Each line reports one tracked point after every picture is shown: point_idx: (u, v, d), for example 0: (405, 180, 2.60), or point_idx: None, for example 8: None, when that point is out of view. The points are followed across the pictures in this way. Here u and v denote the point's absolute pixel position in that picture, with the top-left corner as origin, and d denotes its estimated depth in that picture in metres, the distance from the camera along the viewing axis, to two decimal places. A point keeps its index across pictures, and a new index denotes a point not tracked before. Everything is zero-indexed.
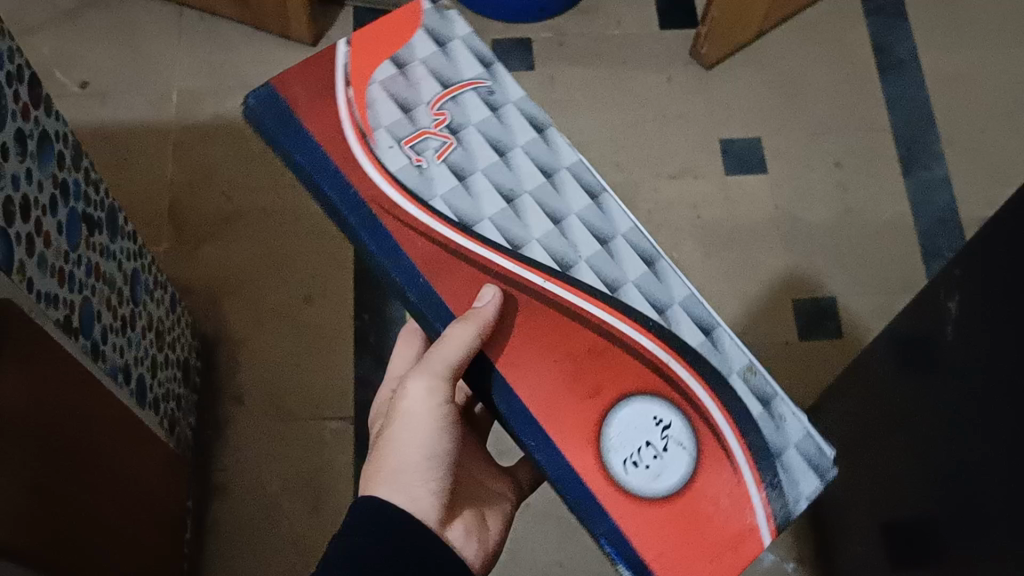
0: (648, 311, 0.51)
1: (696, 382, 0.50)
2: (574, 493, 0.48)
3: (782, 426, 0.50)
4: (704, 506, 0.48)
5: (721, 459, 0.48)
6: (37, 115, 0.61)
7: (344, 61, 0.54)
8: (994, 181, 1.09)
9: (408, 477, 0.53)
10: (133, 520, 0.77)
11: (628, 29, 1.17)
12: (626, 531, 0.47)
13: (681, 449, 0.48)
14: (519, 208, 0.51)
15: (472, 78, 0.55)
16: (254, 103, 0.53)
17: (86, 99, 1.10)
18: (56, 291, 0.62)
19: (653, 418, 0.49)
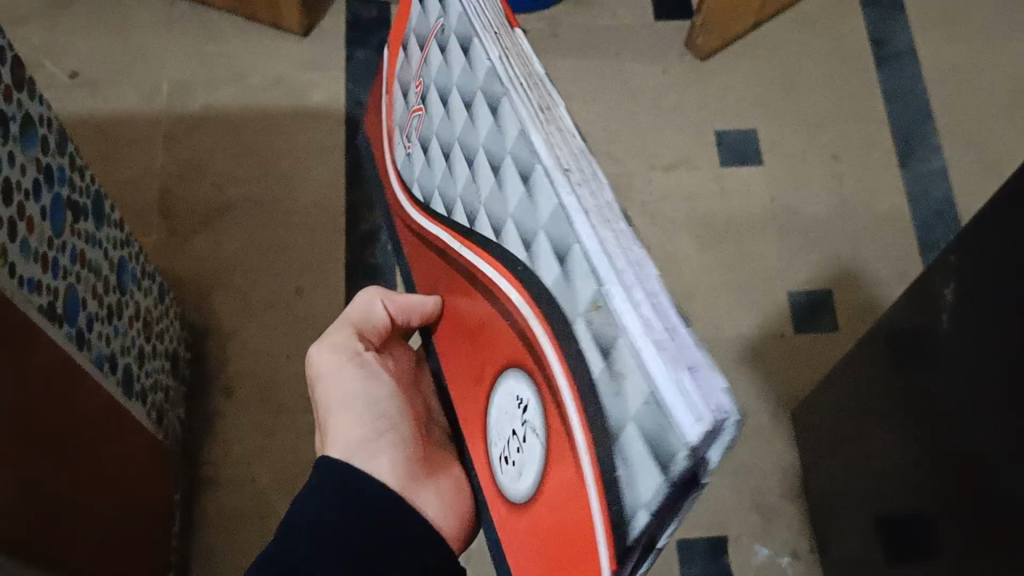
0: (520, 253, 0.43)
1: (548, 349, 0.40)
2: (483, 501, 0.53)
3: (663, 489, 0.31)
4: (559, 510, 0.40)
5: (565, 452, 0.39)
6: (19, 98, 0.60)
7: (388, 60, 0.64)
8: (991, 173, 1.08)
9: (353, 436, 0.59)
10: (118, 511, 0.76)
11: (622, 21, 1.17)
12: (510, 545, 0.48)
13: (535, 440, 0.43)
14: (500, 120, 0.43)
15: (433, 23, 0.52)
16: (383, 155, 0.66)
17: (75, 89, 1.09)
18: (40, 277, 0.61)
19: (517, 401, 0.45)
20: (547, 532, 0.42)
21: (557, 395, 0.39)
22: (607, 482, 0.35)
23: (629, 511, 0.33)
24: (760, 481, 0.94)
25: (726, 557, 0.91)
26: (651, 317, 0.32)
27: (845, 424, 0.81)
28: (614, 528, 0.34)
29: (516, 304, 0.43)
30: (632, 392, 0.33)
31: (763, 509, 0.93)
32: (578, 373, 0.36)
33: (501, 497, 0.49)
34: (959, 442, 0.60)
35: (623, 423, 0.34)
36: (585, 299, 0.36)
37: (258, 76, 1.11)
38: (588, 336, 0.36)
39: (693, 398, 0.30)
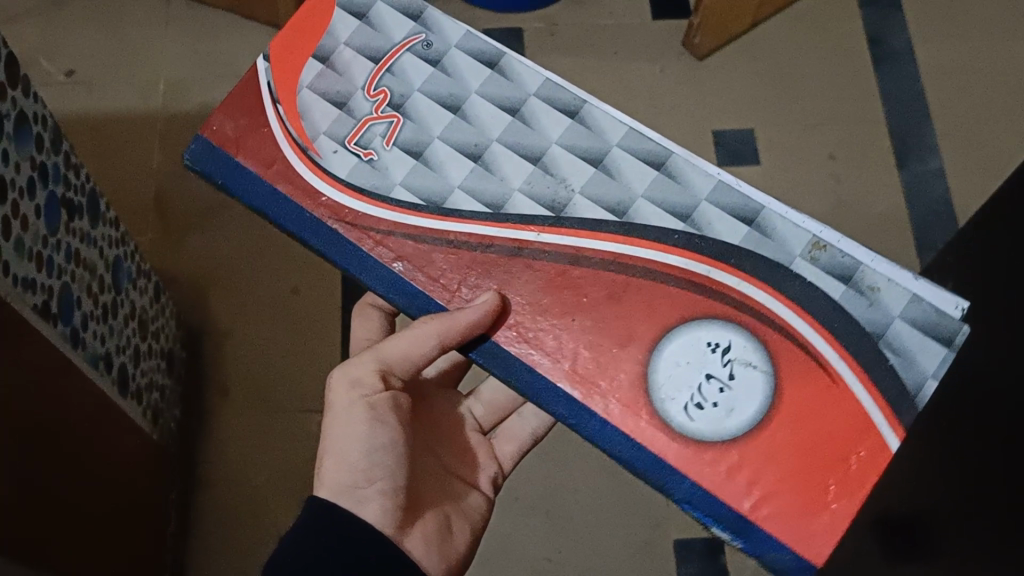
0: (672, 223, 0.54)
1: (753, 290, 0.53)
2: (651, 469, 0.51)
3: (944, 356, 0.52)
4: (801, 421, 0.51)
5: (807, 372, 0.52)
6: (14, 95, 0.60)
7: (267, 79, 0.58)
8: (988, 173, 1.08)
9: (348, 478, 0.55)
10: (113, 512, 0.76)
11: (620, 20, 1.17)
12: (709, 479, 0.51)
13: (751, 369, 0.52)
14: (589, 123, 0.56)
15: (406, 38, 0.59)
16: (204, 166, 0.56)
17: (72, 88, 1.09)
18: (35, 276, 0.60)
19: (709, 345, 0.52)
20: (795, 448, 0.51)
21: (780, 330, 0.52)
22: (874, 377, 0.51)
23: (915, 385, 0.52)
24: None
25: (723, 556, 0.91)
26: (854, 248, 0.54)
27: None
28: (892, 400, 0.51)
29: (672, 265, 0.53)
30: (887, 304, 0.53)
31: None
32: (803, 300, 0.53)
33: (697, 447, 0.51)
34: None
35: (888, 323, 0.53)
36: (806, 246, 0.54)
37: None
38: (813, 272, 0.54)
39: (943, 293, 0.53)
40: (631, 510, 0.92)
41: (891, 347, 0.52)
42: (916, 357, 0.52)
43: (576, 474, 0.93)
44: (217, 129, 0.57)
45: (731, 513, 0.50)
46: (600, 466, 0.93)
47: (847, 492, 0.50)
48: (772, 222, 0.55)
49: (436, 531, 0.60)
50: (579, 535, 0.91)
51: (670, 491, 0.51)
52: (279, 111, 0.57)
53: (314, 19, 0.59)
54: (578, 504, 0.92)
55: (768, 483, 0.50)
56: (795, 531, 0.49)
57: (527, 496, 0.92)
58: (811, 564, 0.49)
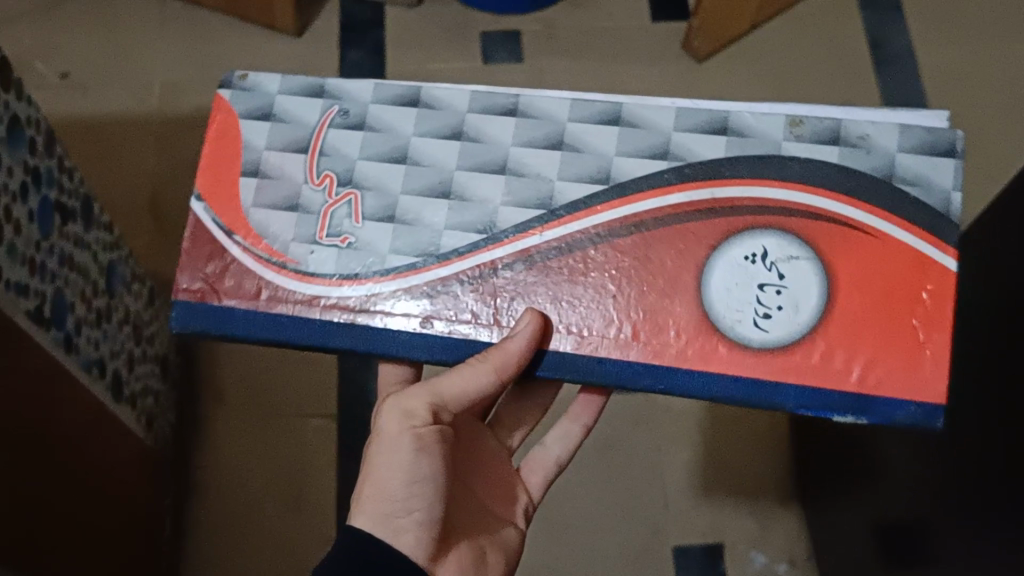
0: (656, 163, 0.56)
1: (755, 197, 0.55)
2: (758, 392, 0.53)
3: (955, 164, 0.55)
4: (856, 291, 0.53)
5: (843, 235, 0.54)
6: (7, 98, 0.59)
7: (211, 217, 0.57)
8: (989, 176, 1.07)
9: (385, 507, 0.52)
10: (106, 518, 0.75)
11: (619, 22, 1.16)
12: (809, 374, 0.53)
13: (796, 261, 0.54)
14: (533, 114, 0.57)
15: (323, 114, 0.58)
16: (191, 321, 0.55)
17: (66, 90, 1.08)
18: (27, 281, 0.60)
19: (747, 259, 0.54)
20: (870, 312, 0.53)
21: (804, 217, 0.54)
22: (904, 216, 0.54)
23: (944, 204, 0.54)
24: (756, 486, 0.93)
25: (722, 563, 0.90)
26: (823, 117, 0.56)
27: (841, 430, 0.81)
28: (932, 228, 0.54)
29: (677, 203, 0.55)
30: (883, 146, 0.55)
31: (760, 515, 0.92)
32: (805, 182, 0.55)
33: (784, 352, 0.53)
34: (955, 449, 0.60)
35: (891, 162, 0.55)
36: (785, 128, 0.56)
37: None
38: (803, 149, 0.55)
39: (915, 115, 0.56)
40: (629, 516, 0.91)
41: (907, 181, 0.54)
42: (932, 177, 0.54)
43: (573, 480, 0.92)
44: (188, 287, 0.56)
45: (843, 393, 0.52)
46: (597, 472, 0.93)
47: (938, 326, 0.53)
48: (742, 121, 0.56)
49: (472, 564, 0.56)
50: (577, 541, 0.90)
51: (783, 402, 0.52)
52: (238, 243, 0.56)
53: (224, 141, 0.58)
54: (576, 511, 0.91)
55: (865, 353, 0.53)
56: (910, 387, 0.52)
57: None
58: (937, 408, 0.52)
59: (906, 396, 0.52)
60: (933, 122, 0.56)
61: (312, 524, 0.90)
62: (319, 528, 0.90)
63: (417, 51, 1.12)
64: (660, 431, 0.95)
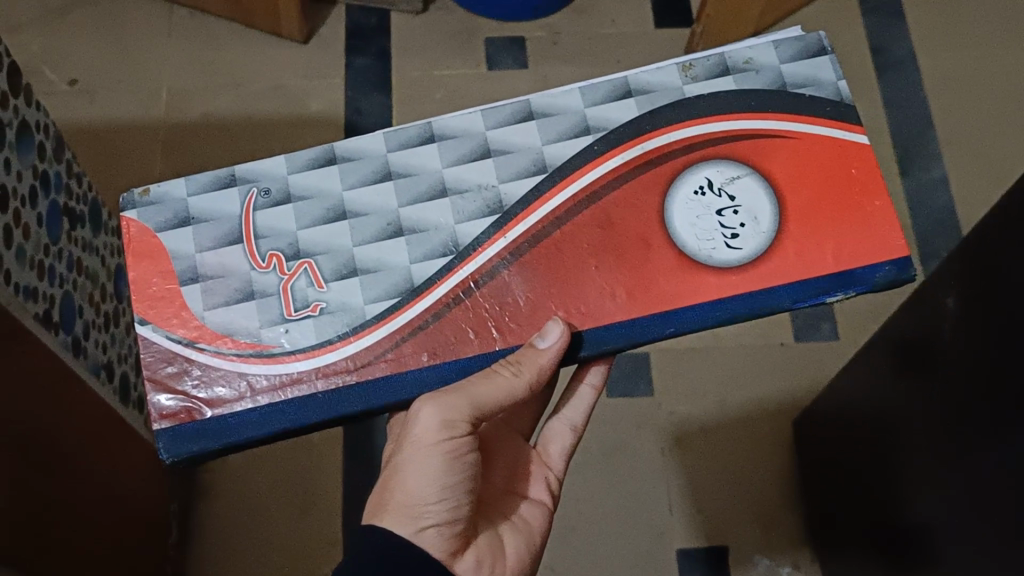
0: (585, 140, 0.56)
1: (680, 137, 0.56)
2: (758, 306, 0.53)
3: (831, 58, 0.58)
4: (801, 189, 0.55)
5: (769, 146, 0.56)
6: (16, 104, 0.60)
7: (164, 337, 0.54)
8: (991, 181, 1.08)
9: (413, 509, 0.52)
10: (114, 520, 0.75)
11: (622, 28, 1.17)
12: (799, 269, 0.54)
13: (739, 179, 0.56)
14: (451, 136, 0.57)
15: (244, 200, 0.56)
16: (183, 449, 0.52)
17: (74, 97, 1.09)
18: (36, 285, 0.60)
19: (697, 190, 0.55)
20: (820, 198, 0.55)
21: (731, 140, 0.56)
22: (808, 113, 0.56)
23: (838, 94, 0.57)
24: (760, 490, 0.93)
25: (727, 566, 0.90)
26: (704, 58, 0.58)
27: (845, 433, 0.81)
28: (840, 114, 0.56)
29: (617, 167, 0.55)
30: (768, 65, 0.57)
31: (763, 519, 0.92)
32: (715, 113, 0.56)
33: (762, 262, 0.54)
34: (957, 452, 0.60)
35: (782, 74, 0.57)
36: (679, 75, 0.57)
37: (258, 83, 1.11)
38: (706, 88, 0.57)
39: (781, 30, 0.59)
40: (633, 519, 0.91)
41: (800, 85, 0.57)
42: (819, 72, 0.57)
43: (578, 484, 0.92)
44: (167, 412, 0.53)
45: (830, 275, 0.53)
46: (602, 476, 0.93)
47: (879, 191, 0.55)
48: (640, 81, 0.57)
49: (490, 549, 0.56)
50: (582, 544, 0.90)
51: (781, 302, 0.53)
52: (207, 350, 0.54)
53: (145, 261, 0.55)
54: (581, 514, 0.91)
55: (832, 235, 0.54)
56: (879, 250, 0.54)
57: None
58: (909, 258, 0.53)
59: (881, 258, 0.53)
60: (795, 30, 0.59)
61: (317, 525, 0.90)
62: (325, 529, 0.90)
63: (422, 56, 1.13)
64: (664, 434, 0.95)
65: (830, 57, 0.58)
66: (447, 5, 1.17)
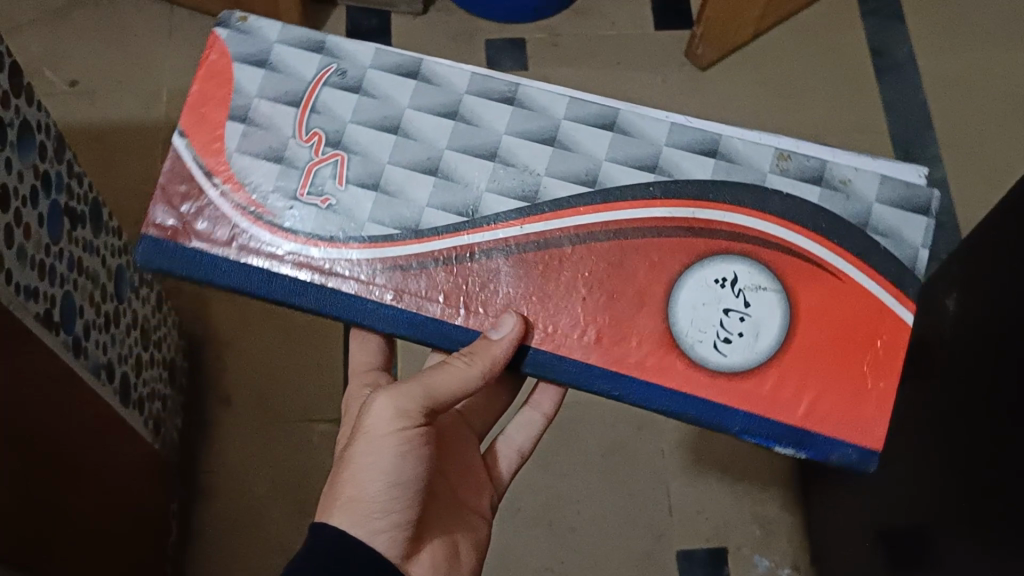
0: (643, 175, 0.55)
1: (735, 217, 0.54)
2: (704, 415, 0.53)
3: (927, 224, 0.54)
4: (814, 330, 0.53)
5: (809, 274, 0.54)
6: (18, 103, 0.60)
7: (190, 154, 0.56)
8: (990, 183, 1.08)
9: (365, 507, 0.52)
10: (113, 519, 0.75)
11: (622, 30, 1.17)
12: (758, 410, 0.52)
13: (761, 291, 0.53)
14: (530, 104, 0.56)
15: (319, 72, 0.57)
16: (154, 257, 0.54)
17: (74, 97, 1.09)
18: (37, 284, 0.60)
19: (716, 282, 0.54)
20: (826, 348, 0.53)
21: (776, 246, 0.54)
22: (872, 264, 0.53)
23: (909, 260, 0.53)
24: (760, 491, 0.93)
25: (726, 567, 0.90)
26: (810, 153, 0.55)
27: None
28: (899, 280, 0.53)
29: (660, 217, 0.54)
30: (863, 197, 0.54)
31: (763, 520, 0.92)
32: (784, 211, 0.54)
33: (734, 379, 0.53)
34: (956, 451, 0.60)
35: (869, 210, 0.54)
36: (772, 160, 0.55)
37: None
38: (785, 184, 0.55)
39: (900, 164, 0.55)
40: (633, 520, 0.91)
41: (877, 233, 0.54)
42: (901, 228, 0.54)
43: (578, 484, 0.92)
44: (160, 222, 0.55)
45: (787, 432, 0.52)
46: (602, 476, 0.93)
47: (888, 375, 0.52)
48: (733, 146, 0.55)
49: (446, 560, 0.58)
50: (582, 545, 0.90)
51: (727, 426, 0.52)
52: (217, 187, 0.55)
53: (213, 81, 0.57)
54: (581, 514, 0.91)
55: (813, 387, 0.52)
56: (850, 427, 0.52)
57: (527, 507, 0.91)
58: (873, 452, 0.51)
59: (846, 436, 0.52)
60: (915, 177, 0.55)
61: None
62: None
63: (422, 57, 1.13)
64: (665, 436, 0.95)
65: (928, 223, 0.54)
66: (447, 7, 1.18)
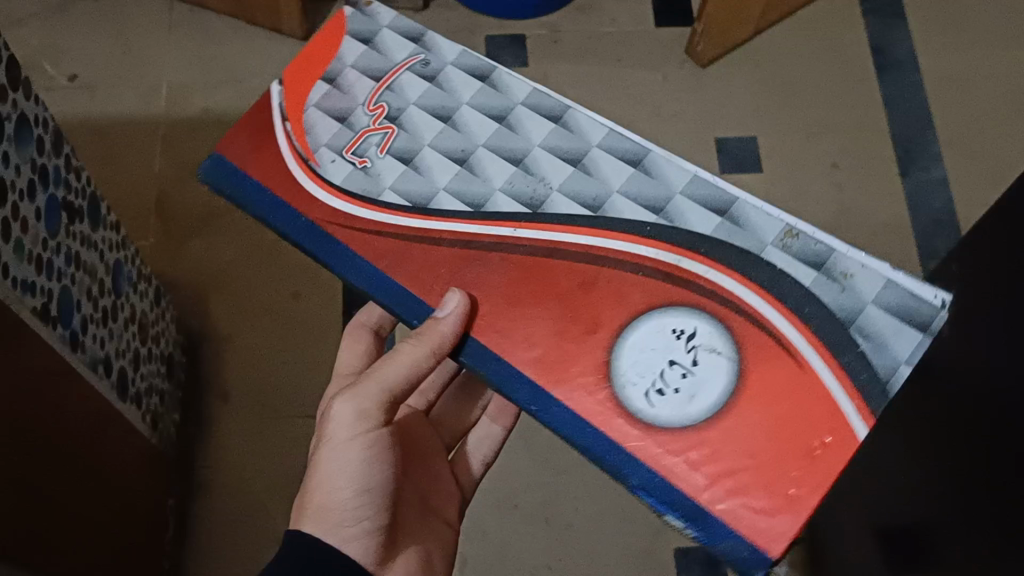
0: (644, 214, 0.52)
1: (720, 276, 0.50)
2: (606, 457, 0.48)
3: (921, 341, 0.48)
4: (757, 406, 0.47)
5: (774, 353, 0.48)
6: (16, 97, 0.60)
7: (280, 98, 0.58)
8: (991, 181, 1.08)
9: (334, 515, 0.55)
10: (110, 514, 0.75)
11: (623, 27, 1.17)
12: (660, 473, 0.47)
13: (715, 354, 0.49)
14: (572, 126, 0.55)
15: (406, 57, 0.59)
16: (210, 175, 0.57)
17: (74, 92, 1.09)
18: (34, 279, 0.60)
19: (673, 331, 0.49)
20: (762, 433, 0.47)
21: (748, 316, 0.49)
22: (844, 363, 0.47)
23: (885, 372, 0.47)
24: None
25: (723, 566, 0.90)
26: (823, 237, 0.51)
27: None
28: (865, 389, 0.47)
29: (644, 256, 0.51)
30: (861, 295, 0.49)
31: None
32: (772, 287, 0.49)
33: (654, 432, 0.48)
34: (953, 450, 0.60)
35: (863, 309, 0.49)
36: (778, 233, 0.51)
37: (258, 80, 1.10)
38: (783, 258, 0.50)
39: (919, 280, 0.49)
40: (632, 518, 0.91)
41: (863, 334, 0.48)
42: (888, 335, 0.48)
43: (576, 482, 0.93)
44: (229, 145, 0.57)
45: (684, 506, 0.46)
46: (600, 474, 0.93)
47: (813, 483, 0.46)
48: (744, 212, 0.52)
49: (419, 565, 0.60)
50: (580, 543, 0.90)
51: (623, 476, 0.48)
52: (286, 125, 0.57)
53: (322, 45, 0.60)
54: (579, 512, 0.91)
55: (730, 468, 0.47)
56: (752, 518, 0.45)
57: (525, 504, 0.92)
58: (767, 556, 0.45)
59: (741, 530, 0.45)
60: (931, 298, 0.49)
61: None
62: None
63: None
64: None
65: (921, 343, 0.48)
66: (447, 3, 1.17)
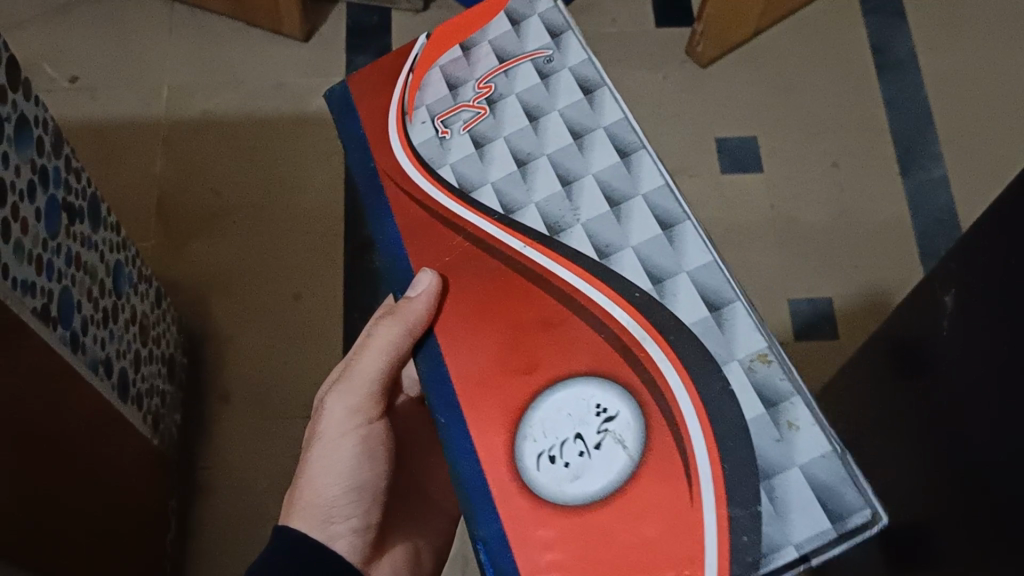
0: (637, 280, 0.44)
1: (674, 369, 0.42)
2: (471, 490, 0.43)
3: (824, 533, 0.38)
4: (635, 511, 0.40)
5: (676, 470, 0.40)
6: (15, 98, 0.60)
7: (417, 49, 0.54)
8: (992, 180, 1.07)
9: (323, 512, 0.55)
10: (111, 515, 0.75)
11: (623, 27, 1.17)
12: (504, 531, 0.41)
13: (620, 447, 0.41)
14: (633, 167, 0.46)
15: (537, 48, 0.51)
16: (334, 101, 0.55)
17: (74, 94, 1.09)
18: (34, 279, 0.60)
19: (595, 405, 0.42)
20: (621, 545, 0.39)
21: (676, 425, 0.41)
22: (732, 516, 0.38)
23: (767, 545, 0.38)
24: None
25: None
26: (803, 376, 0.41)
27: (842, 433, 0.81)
28: (740, 554, 0.38)
29: (616, 318, 0.43)
30: (801, 453, 0.39)
31: None
32: (713, 404, 0.41)
33: (525, 494, 0.42)
34: (954, 449, 0.60)
35: (787, 469, 0.39)
36: (750, 351, 0.42)
37: (259, 82, 1.11)
38: (742, 378, 0.41)
39: (868, 484, 0.39)
40: None
41: (770, 492, 0.39)
42: (791, 510, 0.38)
43: None
44: (359, 75, 0.56)
45: None
46: None
47: None
48: (730, 312, 0.43)
49: (406, 563, 0.61)
50: None
51: (474, 520, 0.42)
52: (408, 75, 0.53)
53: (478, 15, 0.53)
54: None
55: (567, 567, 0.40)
56: None
57: None
58: None
59: None
60: (868, 515, 0.38)
61: None
62: None
63: None
64: None
65: (818, 550, 0.38)
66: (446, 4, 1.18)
